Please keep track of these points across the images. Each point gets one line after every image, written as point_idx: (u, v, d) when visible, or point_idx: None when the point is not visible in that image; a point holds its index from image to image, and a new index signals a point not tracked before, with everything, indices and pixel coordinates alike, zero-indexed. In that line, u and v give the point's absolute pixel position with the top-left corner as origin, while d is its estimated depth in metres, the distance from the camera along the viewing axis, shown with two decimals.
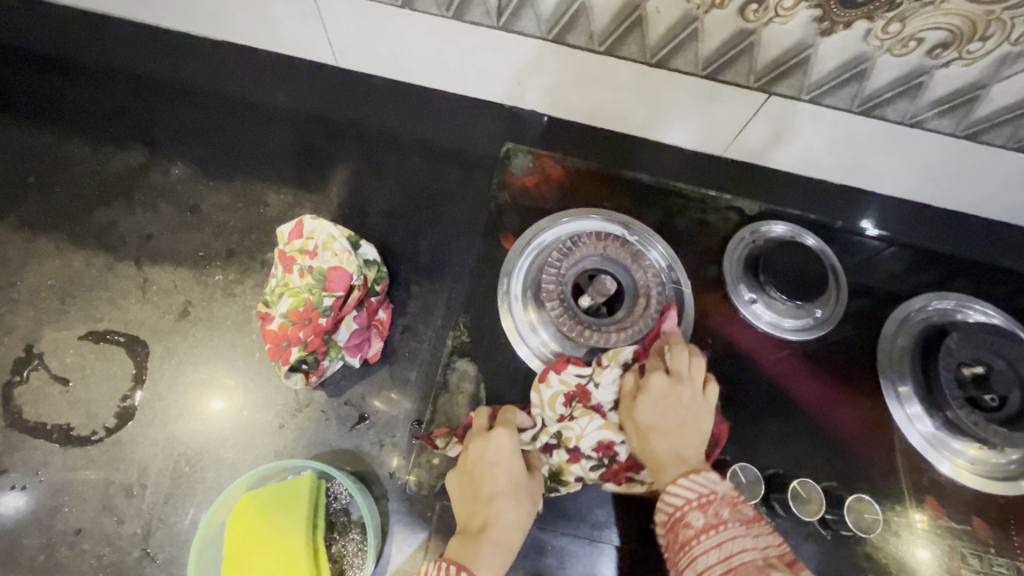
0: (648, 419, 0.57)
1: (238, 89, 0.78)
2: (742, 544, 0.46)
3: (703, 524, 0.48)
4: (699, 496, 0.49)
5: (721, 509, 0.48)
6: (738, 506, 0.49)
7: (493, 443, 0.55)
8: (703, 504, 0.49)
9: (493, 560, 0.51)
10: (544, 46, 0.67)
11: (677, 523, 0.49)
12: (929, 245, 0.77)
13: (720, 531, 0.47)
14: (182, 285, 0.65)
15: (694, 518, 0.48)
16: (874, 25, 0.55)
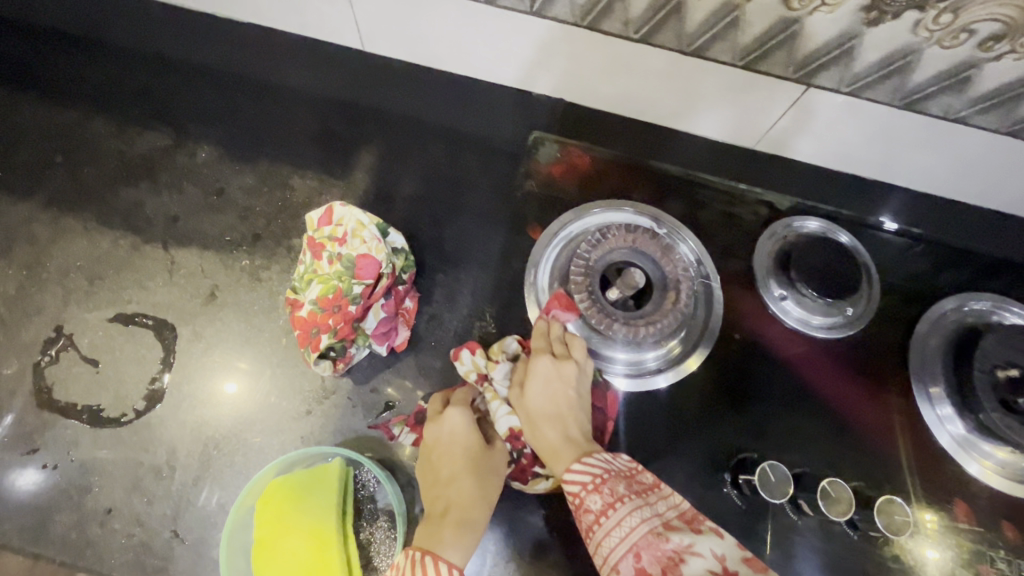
0: (539, 404, 0.56)
1: (263, 71, 0.77)
2: (636, 516, 0.47)
3: (601, 506, 0.48)
4: (592, 478, 0.49)
5: (616, 486, 0.49)
6: (633, 482, 0.50)
7: (448, 426, 0.56)
8: (598, 484, 0.49)
9: (455, 541, 0.49)
10: (577, 32, 0.65)
11: (579, 512, 0.49)
12: (963, 243, 0.75)
13: (618, 509, 0.47)
14: (208, 269, 0.65)
15: (593, 502, 0.48)
16: (924, 16, 0.53)
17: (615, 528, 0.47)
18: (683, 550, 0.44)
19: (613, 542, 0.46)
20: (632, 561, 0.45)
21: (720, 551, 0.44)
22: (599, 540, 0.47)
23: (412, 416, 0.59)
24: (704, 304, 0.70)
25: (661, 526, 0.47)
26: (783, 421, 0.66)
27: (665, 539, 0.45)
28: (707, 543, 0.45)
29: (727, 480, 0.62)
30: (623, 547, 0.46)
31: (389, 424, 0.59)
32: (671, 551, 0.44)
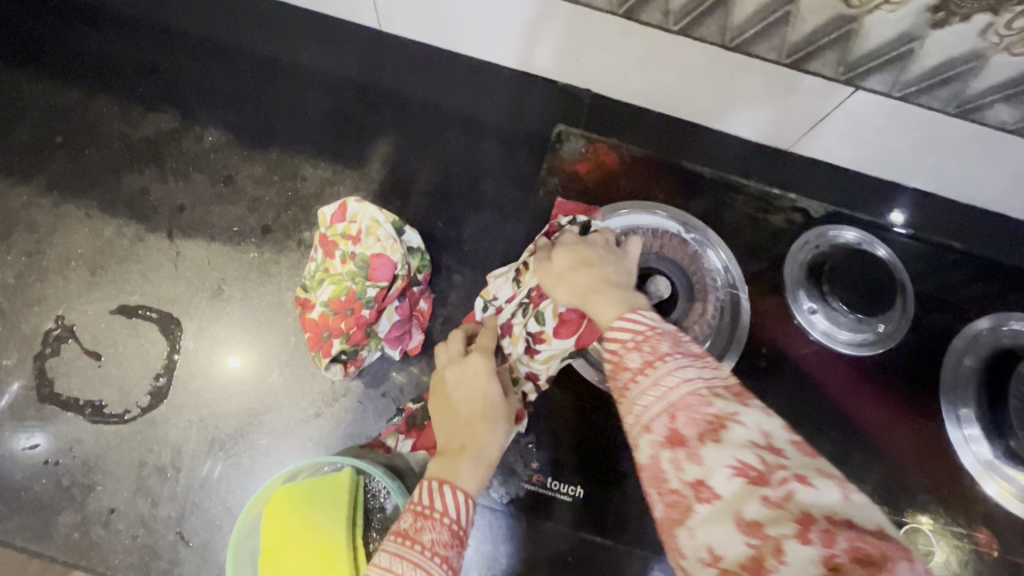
0: (564, 264, 0.51)
1: (275, 50, 0.72)
2: (685, 372, 0.36)
3: (640, 364, 0.38)
4: (634, 332, 0.39)
5: (659, 344, 0.38)
6: (681, 341, 0.39)
7: (469, 367, 0.51)
8: (639, 342, 0.39)
9: (473, 474, 0.44)
10: (611, 21, 0.61)
11: (615, 369, 0.39)
12: (1006, 260, 0.72)
13: (657, 367, 0.37)
14: (216, 262, 0.62)
15: (631, 359, 0.38)
16: (997, 20, 0.49)
17: (652, 387, 0.37)
18: (726, 415, 0.34)
19: (648, 399, 0.37)
20: (664, 424, 0.35)
21: (770, 428, 0.34)
22: (633, 399, 0.37)
23: (404, 422, 0.57)
24: (730, 316, 0.66)
25: (705, 388, 0.36)
26: (807, 437, 0.64)
27: (708, 404, 0.35)
28: (754, 416, 0.35)
29: None
30: (657, 407, 0.36)
31: (383, 437, 0.57)
32: (712, 416, 0.34)
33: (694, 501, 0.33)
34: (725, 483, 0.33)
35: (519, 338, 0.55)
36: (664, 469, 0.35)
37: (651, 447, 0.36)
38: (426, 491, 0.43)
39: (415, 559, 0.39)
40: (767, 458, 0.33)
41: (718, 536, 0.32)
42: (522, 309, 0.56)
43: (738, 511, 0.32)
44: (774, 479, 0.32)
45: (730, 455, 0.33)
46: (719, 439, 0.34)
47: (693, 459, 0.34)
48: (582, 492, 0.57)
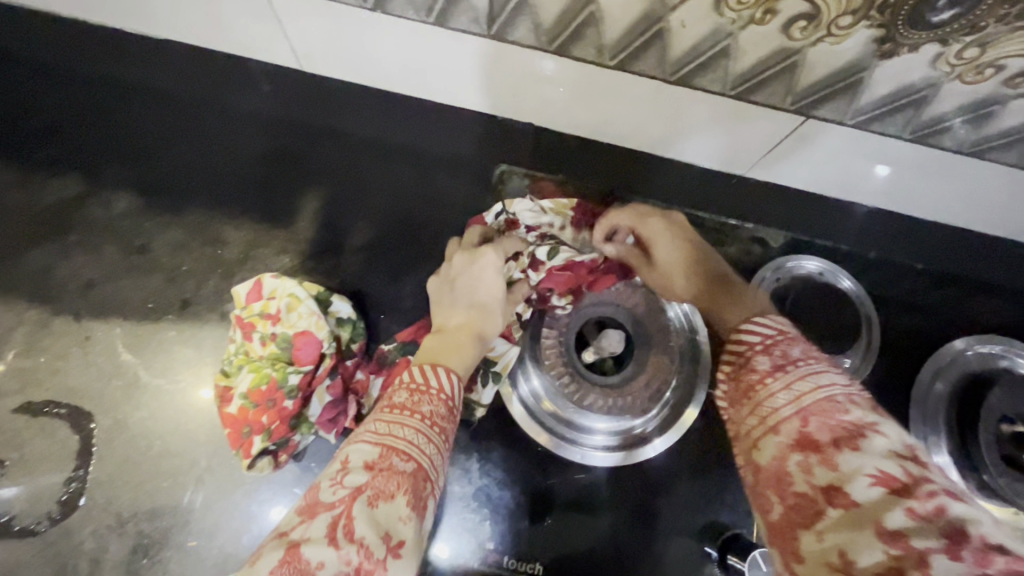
0: (672, 256, 0.62)
1: (189, 98, 0.66)
2: (823, 376, 0.39)
3: (770, 368, 0.41)
4: (765, 338, 0.43)
5: (789, 350, 0.42)
6: (814, 349, 0.42)
7: (481, 260, 0.59)
8: (769, 347, 0.42)
9: (462, 357, 0.51)
10: (544, 57, 0.56)
11: (740, 372, 0.43)
12: (973, 278, 0.69)
13: (789, 371, 0.40)
14: (130, 345, 0.57)
15: (760, 362, 0.42)
16: (947, 49, 0.45)
17: (783, 390, 0.39)
18: (863, 424, 0.35)
19: (779, 402, 0.39)
20: (795, 427, 0.37)
21: (912, 444, 0.35)
22: (761, 401, 0.40)
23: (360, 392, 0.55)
24: (690, 366, 0.61)
25: (844, 396, 0.37)
26: None
27: (843, 410, 0.36)
28: (893, 429, 0.36)
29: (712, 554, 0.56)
30: (788, 411, 0.38)
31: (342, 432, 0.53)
32: (848, 422, 0.36)
33: (826, 506, 0.34)
34: (865, 490, 0.33)
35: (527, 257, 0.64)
36: (794, 470, 0.36)
37: (780, 449, 0.37)
38: (420, 372, 0.46)
39: (413, 424, 0.42)
40: (913, 470, 0.33)
41: (853, 539, 0.31)
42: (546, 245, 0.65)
43: (879, 520, 0.31)
44: (920, 491, 0.31)
45: (871, 464, 0.33)
46: (858, 446, 0.34)
47: (827, 463, 0.35)
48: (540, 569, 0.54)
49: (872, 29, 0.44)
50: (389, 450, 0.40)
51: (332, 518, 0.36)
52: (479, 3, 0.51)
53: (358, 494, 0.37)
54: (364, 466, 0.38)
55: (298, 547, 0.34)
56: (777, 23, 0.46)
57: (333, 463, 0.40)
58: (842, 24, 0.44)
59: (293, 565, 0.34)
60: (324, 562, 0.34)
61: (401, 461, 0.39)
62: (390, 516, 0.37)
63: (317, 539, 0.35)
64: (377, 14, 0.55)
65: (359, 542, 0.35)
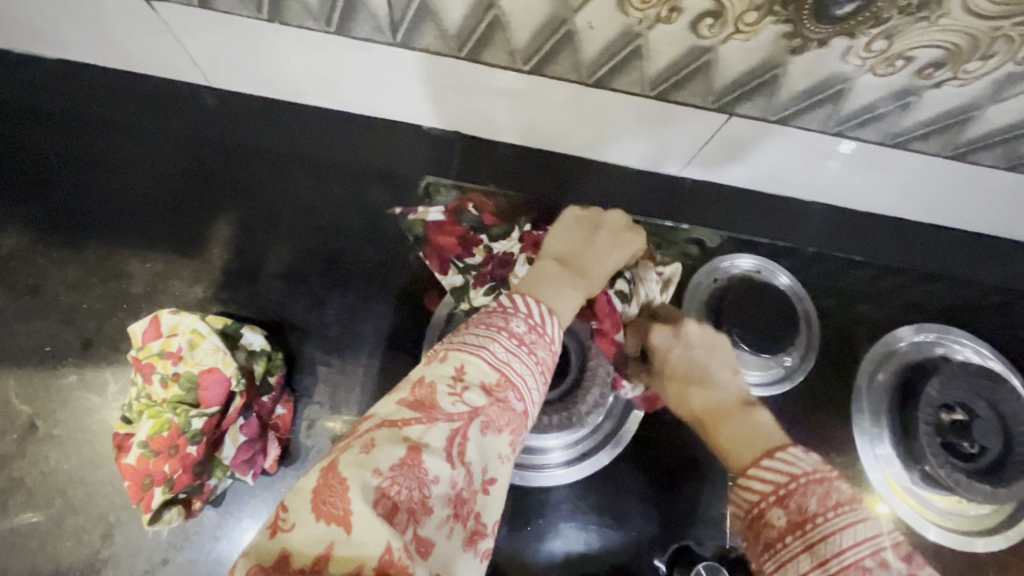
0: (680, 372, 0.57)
1: (90, 122, 0.62)
2: (851, 532, 0.39)
3: (786, 525, 0.41)
4: (778, 486, 0.42)
5: (806, 500, 0.41)
6: (831, 490, 0.41)
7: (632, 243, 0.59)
8: (783, 499, 0.42)
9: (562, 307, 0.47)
10: (457, 64, 0.54)
11: (758, 526, 0.43)
12: (907, 266, 0.70)
13: (810, 532, 0.40)
14: (25, 394, 0.53)
15: (775, 516, 0.42)
16: (855, 42, 0.44)
17: (804, 553, 0.40)
18: None
19: (805, 566, 0.40)
20: None
21: None
22: (784, 560, 0.41)
23: (279, 429, 0.52)
24: None
25: (869, 560, 0.39)
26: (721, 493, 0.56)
27: None
28: None
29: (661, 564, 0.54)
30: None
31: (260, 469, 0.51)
32: None
33: None
34: None
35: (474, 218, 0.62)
36: None
37: None
38: (539, 310, 0.42)
39: (528, 364, 0.39)
40: None
41: None
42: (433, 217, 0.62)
43: None
44: None
45: None
46: None
47: None
48: None
49: (778, 25, 0.43)
50: (508, 382, 0.37)
51: (450, 432, 0.34)
52: (379, 12, 0.49)
53: (476, 416, 0.35)
54: (482, 388, 0.36)
55: (419, 450, 0.32)
56: (684, 22, 0.45)
57: (445, 366, 0.37)
58: (747, 20, 0.43)
59: (410, 472, 0.32)
60: (440, 478, 0.32)
61: (515, 400, 0.37)
62: (493, 449, 0.36)
63: (436, 449, 0.33)
64: (275, 25, 0.52)
65: (467, 466, 0.34)
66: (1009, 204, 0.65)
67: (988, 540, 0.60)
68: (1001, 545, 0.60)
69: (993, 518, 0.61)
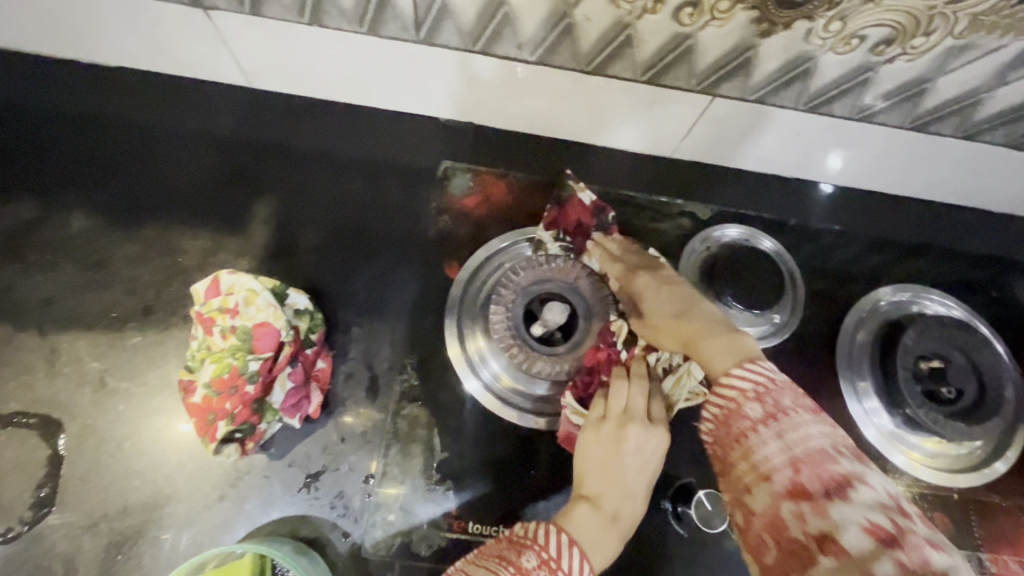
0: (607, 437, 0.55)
1: (144, 119, 0.70)
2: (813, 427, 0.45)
3: (760, 415, 0.47)
4: (756, 385, 0.48)
5: (781, 398, 0.47)
6: (799, 397, 0.47)
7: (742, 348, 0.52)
8: (760, 395, 0.48)
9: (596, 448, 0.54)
10: (471, 58, 0.61)
11: (731, 418, 0.49)
12: (885, 236, 0.76)
13: (780, 420, 0.46)
14: (94, 354, 0.59)
15: (752, 410, 0.47)
16: (814, 25, 0.52)
17: (775, 438, 0.45)
18: (852, 476, 0.42)
19: (772, 450, 0.45)
20: (789, 476, 0.43)
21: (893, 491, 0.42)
22: (756, 445, 0.46)
23: (323, 379, 0.59)
24: None
25: (833, 447, 0.44)
26: None
27: (835, 463, 0.43)
28: (877, 480, 0.43)
29: (668, 510, 0.59)
30: (784, 457, 0.44)
31: (308, 409, 0.57)
32: (837, 473, 0.42)
33: (818, 553, 0.40)
34: (853, 538, 0.39)
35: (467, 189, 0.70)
36: (788, 518, 0.42)
37: (774, 496, 0.43)
38: (557, 543, 0.47)
39: None
40: (896, 519, 0.40)
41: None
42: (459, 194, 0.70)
43: (870, 567, 0.37)
44: (906, 542, 0.38)
45: (860, 514, 0.40)
46: (846, 497, 0.41)
47: (817, 511, 0.41)
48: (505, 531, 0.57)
49: (747, 11, 0.51)
50: None
51: None
52: (405, 12, 0.57)
53: None
54: None
55: None
56: (667, 11, 0.52)
57: None
58: (721, 8, 0.51)
59: None
60: None
61: None
62: None
63: None
64: (313, 27, 0.60)
65: None
66: (970, 173, 0.72)
67: (977, 472, 0.65)
68: (986, 480, 0.65)
69: (977, 456, 0.66)
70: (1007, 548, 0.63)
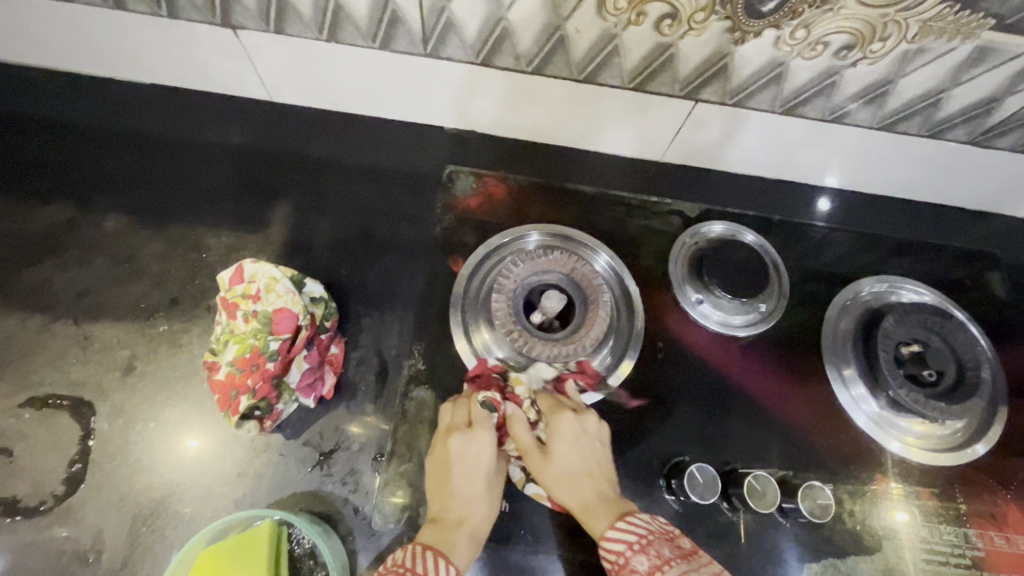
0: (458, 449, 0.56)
1: (173, 130, 0.76)
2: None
3: (649, 566, 0.48)
4: (639, 537, 0.50)
5: (662, 548, 0.49)
6: (675, 543, 0.50)
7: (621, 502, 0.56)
8: (644, 545, 0.49)
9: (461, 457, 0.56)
10: (474, 69, 0.67)
11: (622, 570, 0.49)
12: (864, 232, 0.81)
13: (665, 570, 0.47)
14: (125, 341, 0.64)
15: (639, 561, 0.49)
16: (782, 33, 0.58)
17: None
18: None
19: None
20: None
21: None
22: None
23: (336, 363, 0.63)
24: (626, 314, 0.71)
25: None
26: (708, 422, 0.67)
27: None
28: None
29: (664, 487, 0.62)
30: None
31: (323, 389, 0.62)
32: None
33: None
34: None
35: (471, 189, 0.75)
36: None
37: None
38: (418, 556, 0.48)
39: None
40: None
41: None
42: (464, 194, 0.75)
43: None
44: None
45: None
46: None
47: None
48: (508, 507, 0.60)
49: (721, 22, 0.57)
50: None
51: None
52: (414, 27, 0.63)
53: None
54: None
55: None
56: (649, 23, 0.58)
57: None
58: (697, 19, 0.57)
59: None
60: None
61: None
62: None
63: None
64: (330, 44, 0.66)
65: None
66: (940, 172, 0.77)
67: (962, 453, 0.68)
68: (972, 459, 0.68)
69: (961, 435, 0.69)
70: (992, 524, 0.65)
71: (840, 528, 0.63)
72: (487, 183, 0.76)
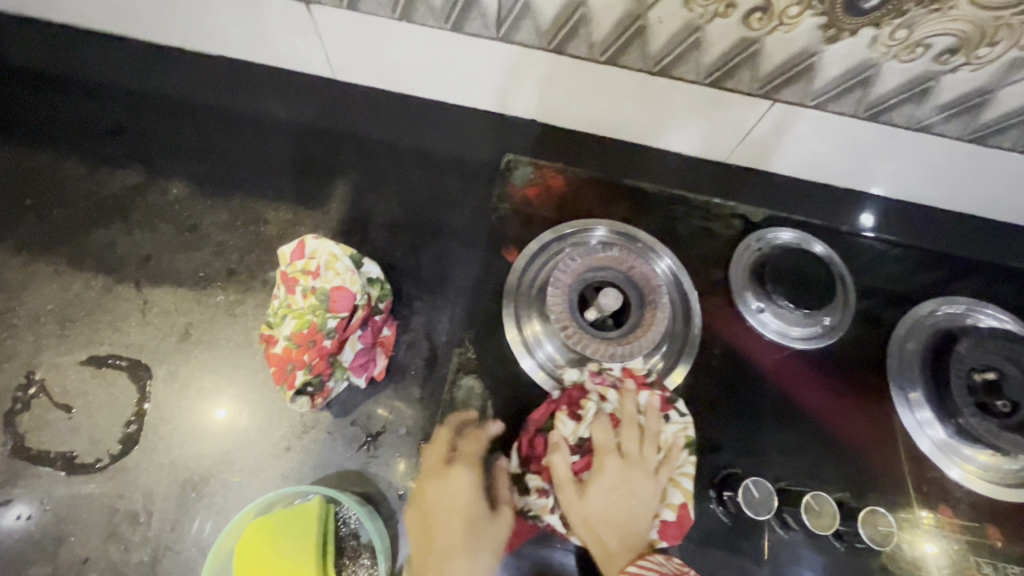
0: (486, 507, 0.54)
1: (238, 103, 0.77)
2: None
3: None
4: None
5: None
6: None
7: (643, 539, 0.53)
8: None
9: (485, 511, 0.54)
10: (545, 56, 0.66)
11: None
12: (938, 249, 0.76)
13: None
14: (182, 308, 0.64)
15: None
16: (880, 32, 0.55)
17: None
18: None
19: None
20: None
21: None
22: None
23: (388, 346, 0.63)
24: (681, 317, 0.69)
25: None
26: (760, 435, 0.65)
27: None
28: None
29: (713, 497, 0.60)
30: None
31: (373, 371, 0.61)
32: None
33: None
34: None
35: (527, 177, 0.74)
36: None
37: None
38: None
39: None
40: None
41: None
42: (521, 181, 0.73)
43: None
44: None
45: None
46: None
47: None
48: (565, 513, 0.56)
49: (816, 17, 0.54)
50: None
51: None
52: (490, 10, 0.62)
53: None
54: None
55: None
56: (738, 16, 0.56)
57: None
58: (790, 13, 0.55)
59: None
60: None
61: None
62: None
63: None
64: (402, 23, 0.66)
65: None
66: None
67: None
68: None
69: None
70: None
71: (898, 557, 0.60)
72: (543, 172, 0.74)
